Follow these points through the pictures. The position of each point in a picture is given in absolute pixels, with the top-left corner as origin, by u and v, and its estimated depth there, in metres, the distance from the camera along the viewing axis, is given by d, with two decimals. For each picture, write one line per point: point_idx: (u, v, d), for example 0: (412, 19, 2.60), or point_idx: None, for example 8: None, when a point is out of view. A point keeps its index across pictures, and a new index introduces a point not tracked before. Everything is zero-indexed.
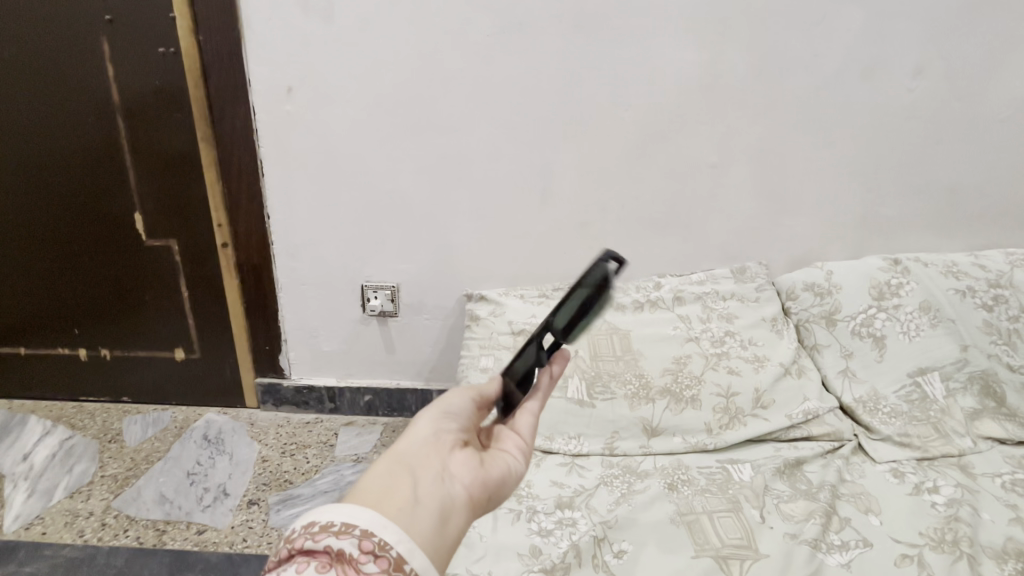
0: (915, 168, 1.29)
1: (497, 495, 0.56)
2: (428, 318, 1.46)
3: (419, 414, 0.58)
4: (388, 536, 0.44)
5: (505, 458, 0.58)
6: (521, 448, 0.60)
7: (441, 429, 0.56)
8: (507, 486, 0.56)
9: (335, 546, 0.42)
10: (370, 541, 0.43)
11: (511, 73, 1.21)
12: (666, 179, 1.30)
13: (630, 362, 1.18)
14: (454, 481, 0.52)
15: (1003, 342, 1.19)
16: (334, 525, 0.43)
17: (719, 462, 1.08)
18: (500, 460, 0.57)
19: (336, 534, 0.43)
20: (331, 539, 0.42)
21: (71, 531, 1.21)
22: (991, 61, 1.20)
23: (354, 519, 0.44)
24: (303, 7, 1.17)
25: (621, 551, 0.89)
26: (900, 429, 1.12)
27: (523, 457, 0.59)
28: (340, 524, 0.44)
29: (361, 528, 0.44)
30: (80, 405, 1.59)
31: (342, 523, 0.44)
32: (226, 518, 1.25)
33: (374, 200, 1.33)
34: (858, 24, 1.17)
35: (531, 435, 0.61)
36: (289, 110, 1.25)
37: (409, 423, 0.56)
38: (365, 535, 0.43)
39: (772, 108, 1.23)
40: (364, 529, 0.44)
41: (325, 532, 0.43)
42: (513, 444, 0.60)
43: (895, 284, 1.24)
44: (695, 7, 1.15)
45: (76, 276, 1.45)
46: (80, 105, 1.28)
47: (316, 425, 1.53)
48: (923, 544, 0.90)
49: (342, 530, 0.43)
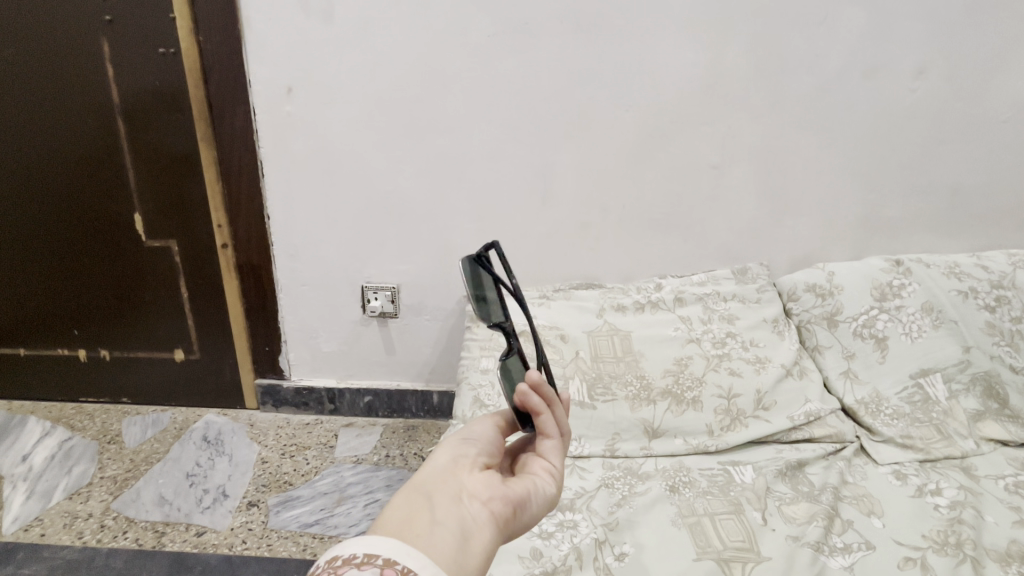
0: (918, 169, 1.29)
1: (524, 518, 0.53)
2: (428, 319, 1.45)
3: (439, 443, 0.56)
4: (411, 562, 0.43)
5: (529, 477, 0.54)
6: (549, 468, 0.56)
7: (460, 452, 0.54)
8: (534, 508, 0.53)
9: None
10: (392, 569, 0.42)
11: (512, 73, 1.21)
12: (667, 180, 1.29)
13: (631, 363, 1.18)
14: (475, 501, 0.50)
15: (1006, 344, 1.19)
16: (357, 557, 0.42)
17: (720, 464, 1.08)
18: (524, 480, 0.54)
19: (358, 566, 0.42)
20: (353, 571, 0.41)
21: (70, 533, 1.21)
22: (995, 61, 1.19)
23: (375, 548, 0.43)
24: (303, 7, 1.17)
25: (623, 554, 0.88)
26: (903, 431, 1.12)
27: (551, 477, 0.56)
28: (361, 556, 0.43)
29: (383, 558, 0.43)
30: (79, 406, 1.59)
31: (364, 554, 0.43)
32: (226, 520, 1.24)
33: (374, 200, 1.33)
34: (861, 24, 1.16)
35: (560, 460, 0.57)
36: (290, 111, 1.25)
37: (430, 452, 0.55)
38: (387, 564, 0.42)
39: (774, 108, 1.23)
40: (386, 558, 0.43)
41: (347, 564, 0.42)
42: (540, 465, 0.56)
43: (897, 284, 1.23)
44: (697, 7, 1.15)
45: (76, 277, 1.45)
46: (79, 105, 1.28)
47: (315, 427, 1.52)
48: (927, 547, 0.89)
49: (365, 561, 0.42)
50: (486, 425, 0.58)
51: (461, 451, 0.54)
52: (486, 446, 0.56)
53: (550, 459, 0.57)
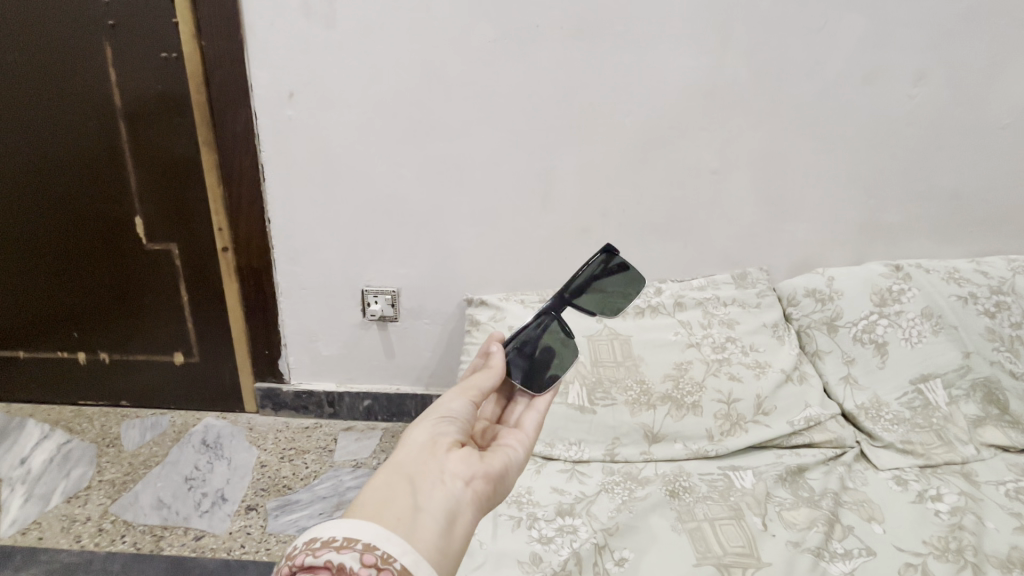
0: (918, 175, 1.29)
1: (501, 491, 0.57)
2: (428, 323, 1.45)
3: (415, 421, 0.57)
4: (391, 548, 0.44)
5: (505, 451, 0.59)
6: (522, 440, 0.62)
7: (439, 432, 0.56)
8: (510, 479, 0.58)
9: (336, 561, 0.43)
10: (372, 554, 0.43)
11: (512, 79, 1.21)
12: (667, 185, 1.30)
13: (631, 368, 1.17)
14: (457, 481, 0.52)
15: (1006, 350, 1.19)
16: (336, 541, 0.44)
17: (720, 469, 1.08)
18: (501, 453, 0.58)
19: (337, 549, 0.43)
20: (332, 554, 0.43)
21: (68, 537, 1.20)
22: (993, 68, 1.20)
23: (356, 533, 0.45)
24: (304, 12, 1.17)
25: (622, 559, 0.88)
26: (903, 437, 1.12)
27: (524, 447, 0.62)
28: (341, 539, 0.44)
29: (363, 543, 0.44)
30: (79, 410, 1.59)
31: (344, 538, 0.44)
32: (224, 523, 1.24)
33: (375, 204, 1.33)
34: (859, 31, 1.17)
35: (533, 431, 0.63)
36: (290, 115, 1.25)
37: (405, 432, 0.56)
38: (368, 549, 0.44)
39: (773, 114, 1.23)
40: (366, 543, 0.44)
41: (326, 548, 0.43)
42: (514, 438, 0.62)
43: (896, 289, 1.23)
44: (696, 13, 1.15)
45: (77, 280, 1.45)
46: (81, 109, 1.28)
47: (316, 431, 1.52)
48: (927, 553, 0.89)
49: (344, 545, 0.44)
50: (464, 403, 0.60)
51: (440, 431, 0.56)
52: (464, 425, 0.58)
53: (525, 433, 0.63)
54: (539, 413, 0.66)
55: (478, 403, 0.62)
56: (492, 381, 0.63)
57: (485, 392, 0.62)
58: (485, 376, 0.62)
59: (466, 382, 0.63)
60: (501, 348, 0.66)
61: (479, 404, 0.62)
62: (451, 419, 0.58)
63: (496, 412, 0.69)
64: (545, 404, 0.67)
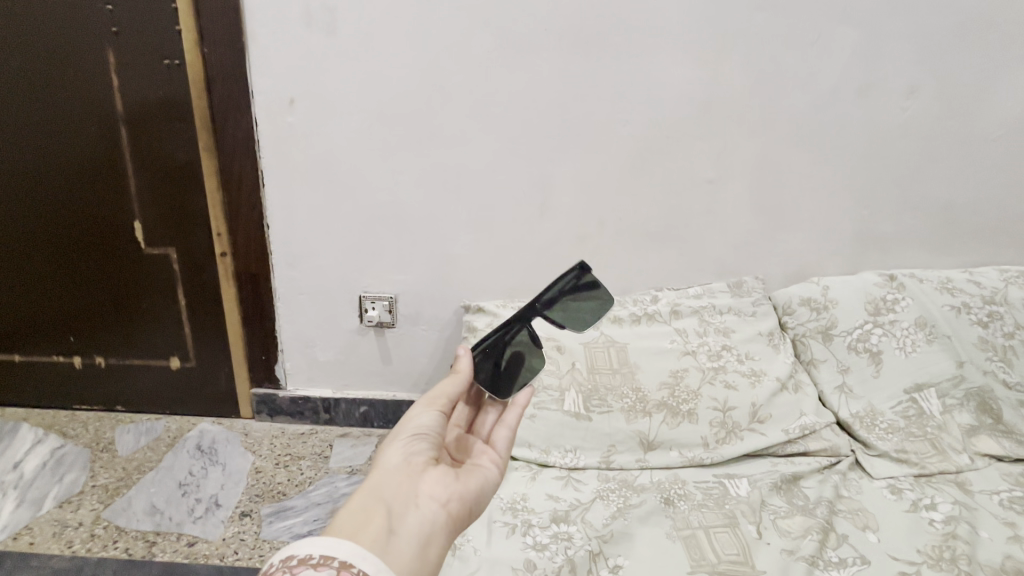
0: (911, 185, 1.30)
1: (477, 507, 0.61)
2: (425, 329, 1.45)
3: (389, 439, 0.61)
4: (367, 566, 0.48)
5: (479, 471, 0.63)
6: (495, 459, 0.66)
7: (412, 451, 0.60)
8: (484, 497, 0.62)
9: None
10: (348, 571, 0.47)
11: (511, 88, 1.22)
12: (664, 194, 1.31)
13: (627, 375, 1.18)
14: (432, 503, 0.56)
15: (999, 359, 1.19)
16: (313, 558, 0.47)
17: (716, 476, 1.08)
18: (476, 474, 0.62)
19: (315, 566, 0.46)
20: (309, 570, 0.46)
21: (60, 542, 1.19)
22: (985, 81, 1.22)
23: (332, 551, 0.48)
24: (305, 21, 1.18)
25: (617, 566, 0.88)
26: (897, 446, 1.12)
27: (498, 465, 0.66)
28: (318, 557, 0.47)
29: (340, 560, 0.48)
30: (73, 415, 1.58)
31: (321, 556, 0.47)
32: (217, 530, 1.23)
33: (374, 211, 1.33)
34: (853, 44, 1.18)
35: (507, 450, 0.67)
36: (291, 121, 1.26)
37: (380, 452, 0.60)
38: (344, 566, 0.47)
39: (769, 125, 1.25)
40: (342, 561, 0.48)
41: (303, 565, 0.46)
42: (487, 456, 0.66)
43: (890, 299, 1.24)
44: (693, 25, 1.17)
45: (73, 283, 1.45)
46: (82, 113, 1.29)
47: (311, 437, 1.52)
48: (922, 562, 0.89)
49: (322, 562, 0.47)
50: (433, 417, 0.64)
51: (414, 451, 0.60)
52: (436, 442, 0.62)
53: (498, 451, 0.67)
54: (509, 430, 0.69)
55: (446, 411, 0.66)
56: (457, 388, 0.67)
57: (452, 399, 0.67)
58: (451, 383, 0.67)
59: (435, 390, 0.67)
60: (468, 351, 0.70)
61: (447, 411, 0.66)
62: (423, 437, 0.62)
63: (471, 422, 0.72)
64: (516, 420, 0.69)
